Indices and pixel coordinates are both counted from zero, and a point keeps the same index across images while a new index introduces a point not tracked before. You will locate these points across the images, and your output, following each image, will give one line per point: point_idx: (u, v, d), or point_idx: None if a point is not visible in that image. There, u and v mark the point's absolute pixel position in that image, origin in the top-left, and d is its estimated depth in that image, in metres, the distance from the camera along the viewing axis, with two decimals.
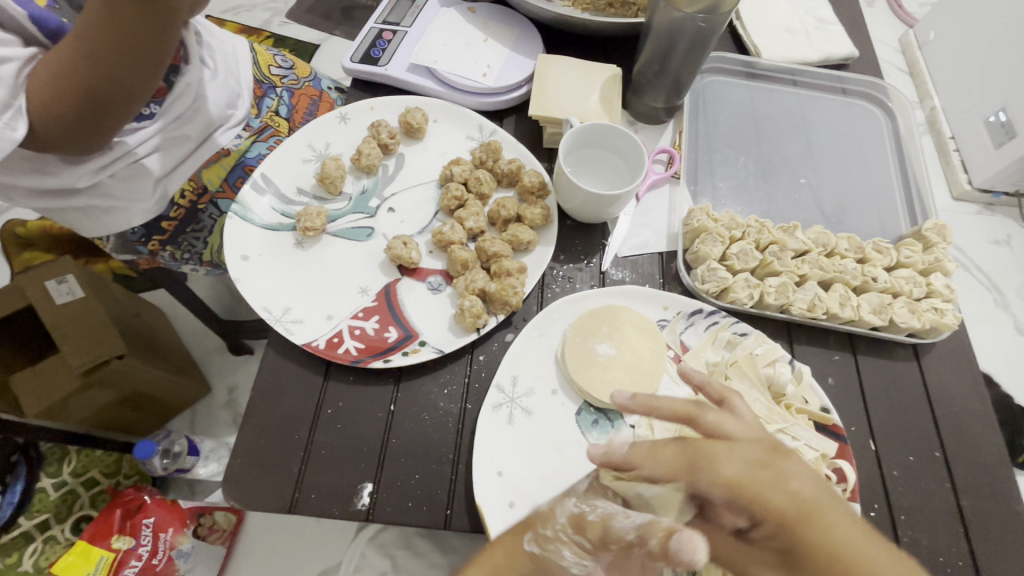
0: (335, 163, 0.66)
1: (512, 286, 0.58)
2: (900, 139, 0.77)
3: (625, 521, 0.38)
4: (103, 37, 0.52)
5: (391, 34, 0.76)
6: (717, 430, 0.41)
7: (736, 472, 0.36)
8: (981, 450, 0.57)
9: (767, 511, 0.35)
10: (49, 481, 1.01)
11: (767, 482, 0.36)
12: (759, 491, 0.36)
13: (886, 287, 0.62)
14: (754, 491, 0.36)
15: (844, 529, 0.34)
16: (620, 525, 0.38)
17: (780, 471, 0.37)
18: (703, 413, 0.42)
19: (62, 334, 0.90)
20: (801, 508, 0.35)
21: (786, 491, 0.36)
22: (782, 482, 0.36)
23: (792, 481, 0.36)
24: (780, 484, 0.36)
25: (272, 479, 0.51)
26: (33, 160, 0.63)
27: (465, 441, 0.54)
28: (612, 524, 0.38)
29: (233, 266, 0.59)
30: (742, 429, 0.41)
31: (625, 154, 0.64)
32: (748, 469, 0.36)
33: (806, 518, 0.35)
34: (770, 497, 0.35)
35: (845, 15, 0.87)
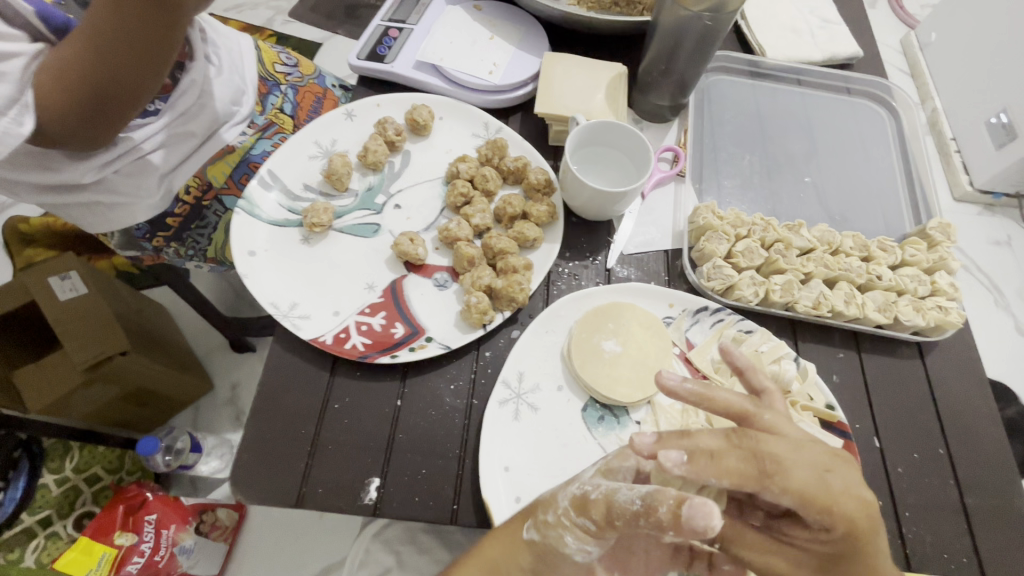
0: (342, 159, 0.66)
1: (518, 283, 0.59)
2: (904, 139, 0.77)
3: (629, 491, 0.38)
4: (114, 32, 0.52)
5: (397, 32, 0.76)
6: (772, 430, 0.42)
7: (808, 481, 0.37)
8: (985, 447, 0.57)
9: (841, 521, 0.37)
10: (51, 477, 1.01)
11: (842, 490, 0.37)
12: (834, 500, 0.36)
13: (891, 285, 0.62)
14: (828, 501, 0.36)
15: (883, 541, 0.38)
16: (621, 495, 0.39)
17: (849, 481, 0.38)
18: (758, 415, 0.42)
19: (64, 330, 0.90)
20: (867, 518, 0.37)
21: (857, 499, 0.37)
22: (853, 491, 0.37)
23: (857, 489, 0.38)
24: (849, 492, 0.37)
25: (279, 473, 0.51)
26: (39, 156, 0.64)
27: (472, 436, 0.54)
28: (615, 499, 0.39)
29: (239, 262, 0.60)
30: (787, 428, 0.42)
31: (632, 152, 0.65)
32: (821, 477, 0.37)
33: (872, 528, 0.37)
34: (845, 509, 0.36)
35: (850, 16, 0.87)
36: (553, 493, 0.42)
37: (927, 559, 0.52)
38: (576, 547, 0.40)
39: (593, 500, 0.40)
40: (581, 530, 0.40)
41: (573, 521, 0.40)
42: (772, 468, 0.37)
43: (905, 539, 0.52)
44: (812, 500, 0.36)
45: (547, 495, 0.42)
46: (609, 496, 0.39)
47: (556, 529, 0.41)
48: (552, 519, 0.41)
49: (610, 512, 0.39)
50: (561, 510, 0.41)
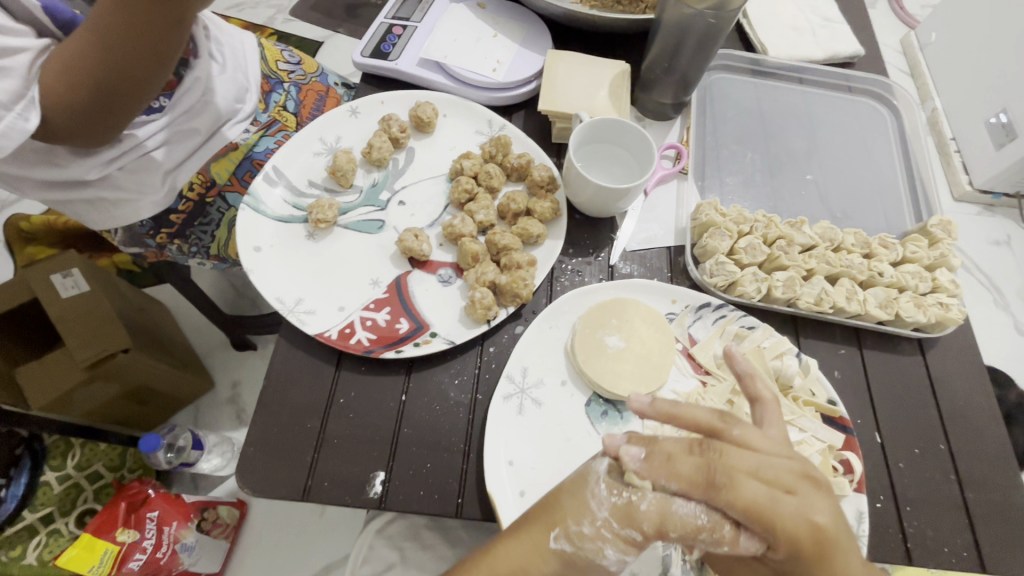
0: (347, 156, 0.66)
1: (522, 279, 0.59)
2: (905, 137, 0.78)
3: (686, 504, 0.41)
4: (120, 29, 0.53)
5: (401, 29, 0.76)
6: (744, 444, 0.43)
7: (756, 496, 0.39)
8: (985, 443, 0.58)
9: (783, 537, 0.39)
10: (53, 475, 1.01)
11: (788, 512, 0.39)
12: (778, 517, 0.39)
13: (892, 282, 0.63)
14: (771, 518, 0.39)
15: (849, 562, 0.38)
16: (677, 507, 0.41)
17: (805, 500, 0.40)
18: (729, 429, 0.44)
19: (67, 327, 0.91)
20: (822, 542, 0.39)
21: (807, 521, 0.39)
22: (803, 510, 0.39)
23: (815, 513, 0.39)
24: (802, 513, 0.39)
25: (285, 467, 0.52)
26: (44, 152, 0.64)
27: (476, 431, 0.55)
28: (670, 512, 0.41)
29: (245, 257, 0.60)
30: (766, 443, 0.43)
31: (634, 149, 0.65)
32: (770, 493, 0.39)
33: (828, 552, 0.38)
34: (790, 527, 0.39)
35: (851, 15, 0.87)
36: (586, 501, 0.42)
37: (928, 552, 0.52)
38: (615, 557, 0.41)
39: (641, 510, 0.41)
40: (621, 540, 0.41)
41: (614, 533, 0.41)
42: (720, 479, 0.40)
43: (906, 533, 0.53)
44: (757, 514, 0.39)
45: (578, 501, 0.42)
46: (661, 510, 0.41)
47: (593, 541, 0.41)
48: (590, 530, 0.41)
49: (663, 522, 0.41)
50: (600, 520, 0.41)
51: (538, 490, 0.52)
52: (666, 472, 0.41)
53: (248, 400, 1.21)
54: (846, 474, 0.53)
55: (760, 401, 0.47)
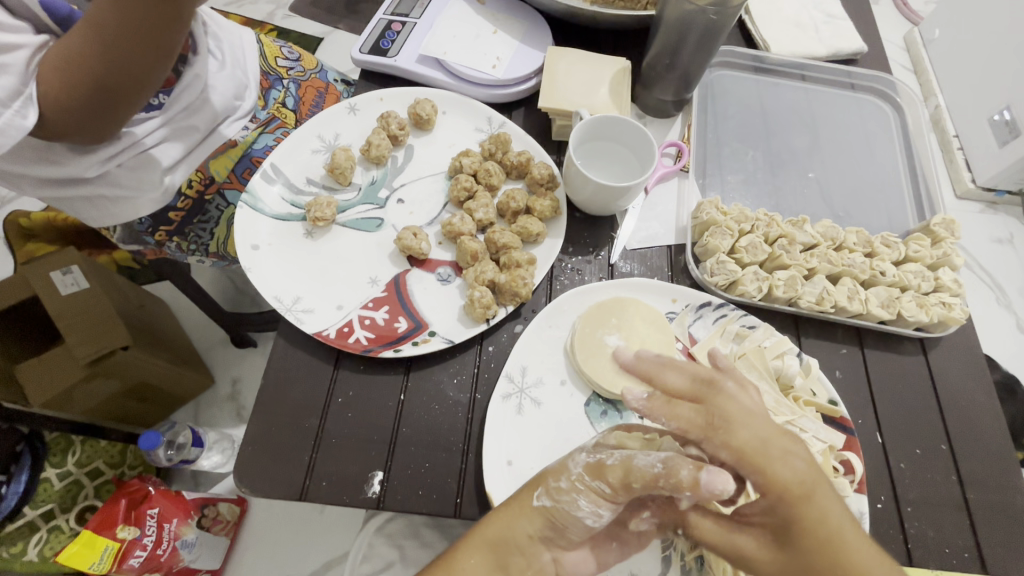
0: (346, 153, 0.66)
1: (522, 278, 0.59)
2: (908, 135, 0.77)
3: (648, 455, 0.40)
4: (120, 25, 0.52)
5: (400, 25, 0.76)
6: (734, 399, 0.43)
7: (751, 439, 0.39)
8: (987, 443, 0.57)
9: (774, 484, 0.37)
10: (53, 472, 0.98)
11: (779, 456, 0.37)
12: (771, 462, 0.37)
13: (894, 281, 0.62)
14: (763, 463, 0.38)
15: (832, 509, 0.36)
16: (639, 460, 0.40)
17: (794, 446, 0.39)
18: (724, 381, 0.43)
19: (66, 325, 0.90)
20: (803, 488, 0.37)
21: (799, 466, 0.38)
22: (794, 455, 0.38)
23: (797, 460, 0.38)
24: (788, 460, 0.38)
25: (282, 466, 0.52)
26: (41, 149, 0.63)
27: (475, 431, 0.54)
28: (634, 463, 0.40)
29: (243, 255, 0.60)
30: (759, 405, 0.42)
31: (635, 147, 0.64)
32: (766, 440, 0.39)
33: (802, 497, 0.36)
34: (780, 472, 0.37)
35: (854, 11, 0.87)
36: (563, 462, 0.43)
37: (929, 553, 0.52)
38: (589, 510, 0.41)
39: (611, 465, 0.41)
40: (594, 493, 0.41)
41: (587, 485, 0.41)
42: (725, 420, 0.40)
43: (907, 534, 0.53)
44: (749, 458, 0.38)
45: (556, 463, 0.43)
46: (627, 463, 0.41)
47: (570, 494, 0.41)
48: (565, 485, 0.41)
49: (630, 475, 0.40)
50: (574, 475, 0.42)
51: None
52: (668, 413, 0.42)
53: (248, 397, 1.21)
54: (846, 474, 0.52)
55: (746, 384, 0.47)
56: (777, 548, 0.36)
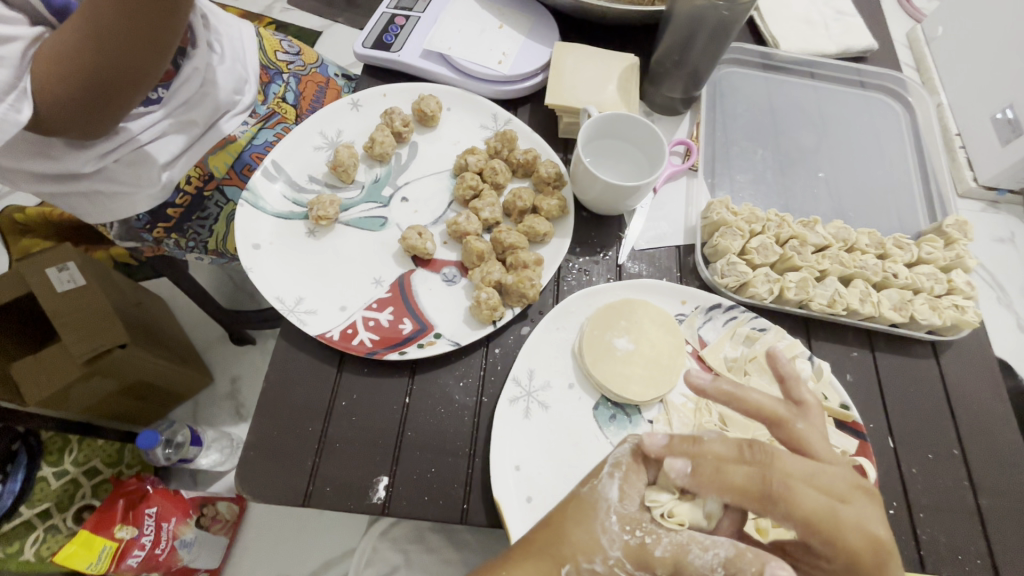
0: (349, 150, 0.64)
1: (529, 279, 0.58)
2: (918, 133, 0.76)
3: (705, 554, 0.40)
4: (115, 15, 0.51)
5: (403, 19, 0.74)
6: (801, 443, 0.43)
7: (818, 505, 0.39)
8: (999, 447, 0.57)
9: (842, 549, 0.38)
10: (50, 471, 0.99)
11: (852, 524, 0.38)
12: (839, 529, 0.38)
13: (907, 284, 0.61)
14: (833, 527, 0.38)
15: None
16: (695, 557, 0.40)
17: (860, 512, 0.39)
18: (792, 423, 0.43)
19: (62, 323, 0.89)
20: (875, 547, 0.38)
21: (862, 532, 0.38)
22: (858, 524, 0.39)
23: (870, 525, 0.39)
24: (858, 525, 0.39)
25: (285, 471, 0.50)
26: (37, 143, 0.62)
27: (482, 435, 0.53)
28: (688, 557, 0.40)
29: (244, 255, 0.58)
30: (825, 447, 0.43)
31: (644, 145, 0.63)
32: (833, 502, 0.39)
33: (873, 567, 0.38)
34: (848, 539, 0.38)
35: (863, 8, 0.85)
36: (597, 537, 0.41)
37: (942, 559, 0.51)
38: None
39: (656, 556, 0.40)
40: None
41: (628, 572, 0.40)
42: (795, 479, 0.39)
43: (919, 541, 0.52)
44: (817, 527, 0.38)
45: (590, 537, 0.41)
46: (678, 556, 0.40)
47: None
48: (601, 569, 0.40)
49: (679, 565, 0.40)
50: (611, 558, 0.40)
51: (545, 496, 0.51)
52: (718, 485, 0.40)
53: (247, 395, 1.20)
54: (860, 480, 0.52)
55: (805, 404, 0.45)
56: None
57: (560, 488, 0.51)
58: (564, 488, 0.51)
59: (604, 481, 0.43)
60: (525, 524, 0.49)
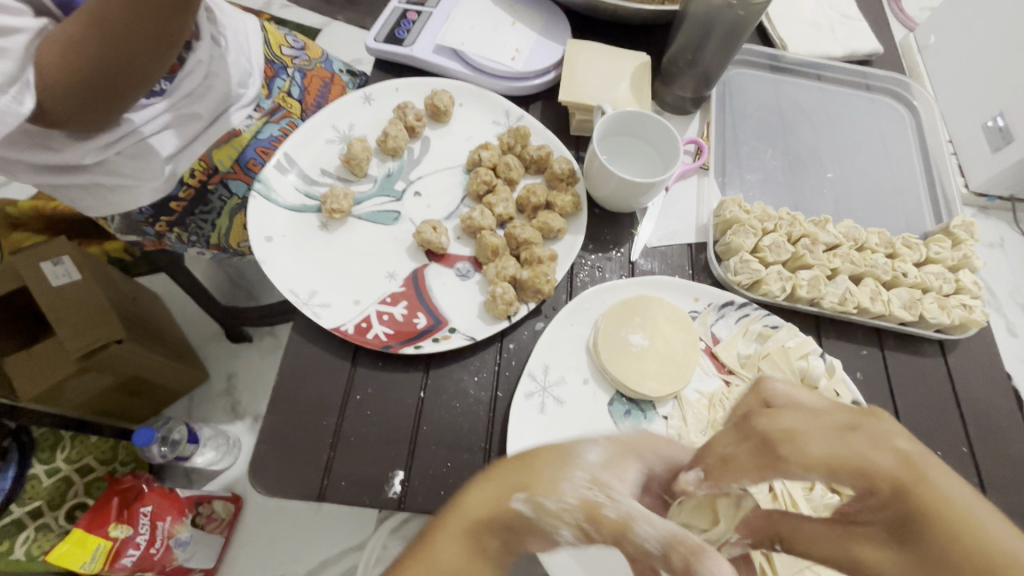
0: (362, 144, 0.64)
1: (544, 274, 0.58)
2: (923, 136, 0.77)
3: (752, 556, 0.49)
4: (120, 9, 0.50)
5: (416, 15, 0.74)
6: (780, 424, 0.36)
7: (828, 449, 0.32)
8: (1006, 446, 0.57)
9: (879, 477, 0.30)
10: (42, 469, 0.97)
11: (865, 445, 0.31)
12: (863, 455, 0.31)
13: (916, 283, 0.62)
14: (856, 461, 0.31)
15: (952, 489, 0.29)
16: (642, 529, 0.35)
17: (877, 431, 0.32)
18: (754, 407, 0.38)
19: (58, 317, 0.87)
20: (910, 470, 0.30)
21: (892, 453, 0.31)
22: (883, 443, 0.31)
23: (895, 439, 0.32)
24: (880, 446, 0.31)
25: (301, 466, 0.50)
26: (37, 135, 0.60)
27: (497, 430, 0.53)
28: (633, 527, 0.35)
29: (257, 247, 0.58)
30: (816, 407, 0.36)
31: (658, 143, 0.64)
32: (838, 443, 0.32)
33: (913, 480, 0.29)
34: (879, 463, 0.31)
35: (867, 12, 0.87)
36: (560, 479, 0.36)
37: None
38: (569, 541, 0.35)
39: (608, 517, 0.36)
40: (581, 531, 0.36)
41: (578, 523, 0.35)
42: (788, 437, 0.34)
43: None
44: (841, 466, 0.31)
45: (551, 477, 0.36)
46: (628, 524, 0.36)
47: (554, 526, 0.35)
48: (554, 509, 0.35)
49: (621, 535, 0.36)
50: (565, 501, 0.35)
51: None
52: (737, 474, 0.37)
53: (243, 392, 1.18)
54: None
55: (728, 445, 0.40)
56: (899, 552, 0.29)
57: None
58: None
59: (589, 444, 0.40)
60: None
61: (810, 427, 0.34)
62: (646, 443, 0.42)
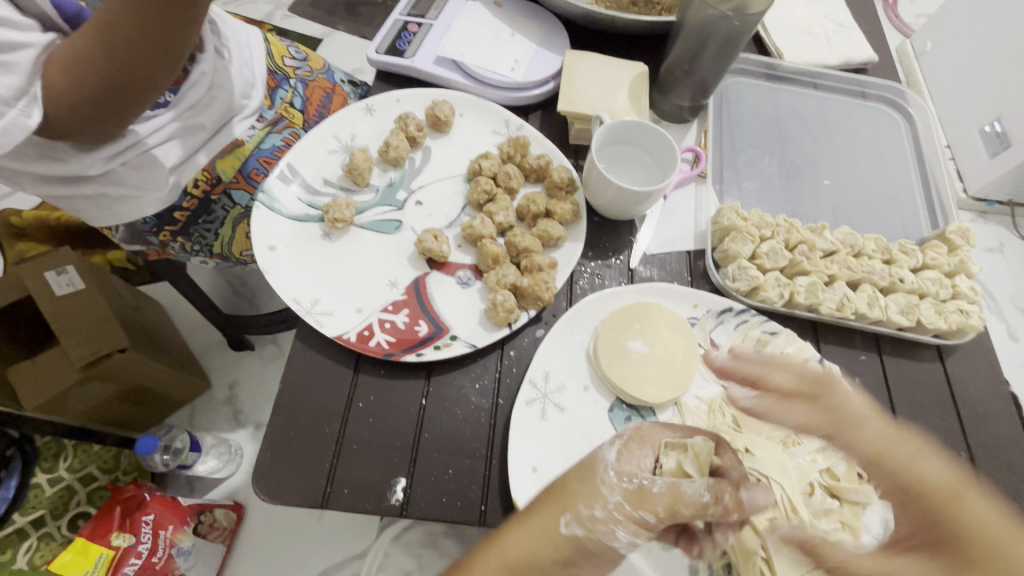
0: (364, 154, 0.65)
1: (544, 281, 0.58)
2: (919, 143, 0.78)
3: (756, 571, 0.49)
4: (125, 26, 0.51)
5: (416, 26, 0.75)
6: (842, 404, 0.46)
7: (879, 441, 0.42)
8: (1004, 450, 0.58)
9: (913, 479, 0.39)
10: (44, 477, 0.98)
11: (918, 455, 0.40)
12: (909, 460, 0.40)
13: (913, 288, 0.63)
14: (900, 459, 0.40)
15: (981, 514, 0.35)
16: (687, 488, 0.43)
17: (920, 453, 0.41)
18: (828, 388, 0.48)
19: (61, 327, 0.87)
20: (943, 486, 0.38)
21: (936, 466, 0.39)
22: (933, 461, 0.40)
23: (927, 464, 0.39)
24: (923, 462, 0.40)
25: (303, 473, 0.50)
26: (44, 147, 0.61)
27: (499, 436, 0.54)
28: (680, 492, 0.43)
29: (260, 256, 0.58)
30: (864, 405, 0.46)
31: (655, 151, 0.64)
32: (896, 438, 0.42)
33: (947, 497, 0.37)
34: (924, 471, 0.39)
35: (862, 21, 0.88)
36: (596, 487, 0.42)
37: None
38: (626, 541, 0.42)
39: (654, 493, 0.43)
40: (634, 523, 0.42)
41: (626, 516, 0.42)
42: (849, 422, 0.44)
43: None
44: (883, 456, 0.41)
45: (589, 487, 0.42)
46: (673, 493, 0.43)
47: (606, 524, 0.41)
48: (601, 514, 0.41)
49: (675, 506, 0.43)
50: (611, 503, 0.42)
51: None
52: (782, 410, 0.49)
53: (245, 400, 1.18)
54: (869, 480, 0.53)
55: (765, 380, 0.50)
56: (934, 562, 0.35)
57: None
58: None
59: (605, 448, 0.45)
60: None
61: (872, 427, 0.43)
62: (657, 431, 0.48)
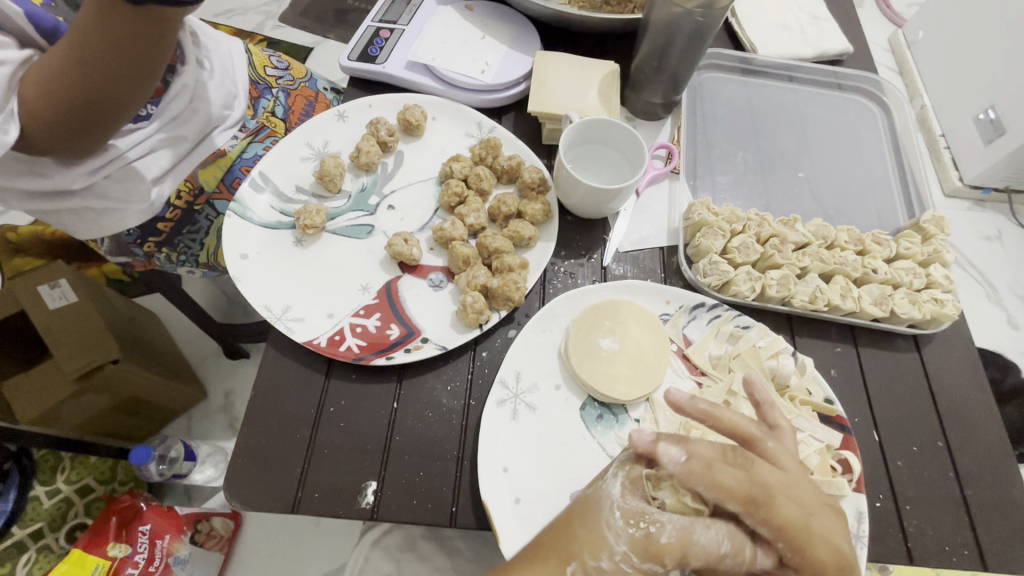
0: (335, 160, 0.65)
1: (514, 282, 0.58)
2: (896, 133, 0.78)
3: None
4: (97, 45, 0.50)
5: (388, 32, 0.76)
6: (773, 457, 0.44)
7: (791, 514, 0.40)
8: (982, 439, 0.57)
9: (812, 562, 0.39)
10: (43, 490, 0.99)
11: (820, 534, 0.40)
12: (810, 539, 0.40)
13: (886, 279, 0.62)
14: (805, 538, 0.40)
15: None
16: (699, 538, 0.40)
17: (824, 526, 0.41)
18: (763, 441, 0.45)
19: (55, 340, 0.89)
20: (841, 560, 0.40)
21: (831, 545, 0.40)
22: (827, 537, 0.40)
23: (836, 537, 0.40)
24: (827, 538, 0.40)
25: (273, 478, 0.51)
26: (28, 162, 0.62)
27: (470, 437, 0.54)
28: (689, 541, 0.40)
29: (232, 265, 0.59)
30: (791, 472, 0.43)
31: (624, 149, 0.64)
32: (801, 507, 0.41)
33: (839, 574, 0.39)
34: (819, 553, 0.39)
35: (839, 12, 0.87)
36: (603, 534, 0.41)
37: (928, 553, 0.51)
38: None
39: (662, 544, 0.40)
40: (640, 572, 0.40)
41: (634, 566, 0.40)
42: (769, 491, 0.41)
43: (906, 533, 0.52)
44: (792, 532, 0.40)
45: (595, 533, 0.41)
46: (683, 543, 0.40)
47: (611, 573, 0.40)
48: (608, 564, 0.40)
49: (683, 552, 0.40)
50: (617, 554, 0.40)
51: (533, 497, 0.51)
52: (708, 481, 0.40)
53: (240, 408, 1.19)
54: (844, 473, 0.52)
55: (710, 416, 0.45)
56: None
57: (548, 489, 0.52)
58: (553, 488, 0.52)
59: (608, 480, 0.44)
60: (515, 524, 0.50)
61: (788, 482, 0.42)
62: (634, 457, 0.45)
